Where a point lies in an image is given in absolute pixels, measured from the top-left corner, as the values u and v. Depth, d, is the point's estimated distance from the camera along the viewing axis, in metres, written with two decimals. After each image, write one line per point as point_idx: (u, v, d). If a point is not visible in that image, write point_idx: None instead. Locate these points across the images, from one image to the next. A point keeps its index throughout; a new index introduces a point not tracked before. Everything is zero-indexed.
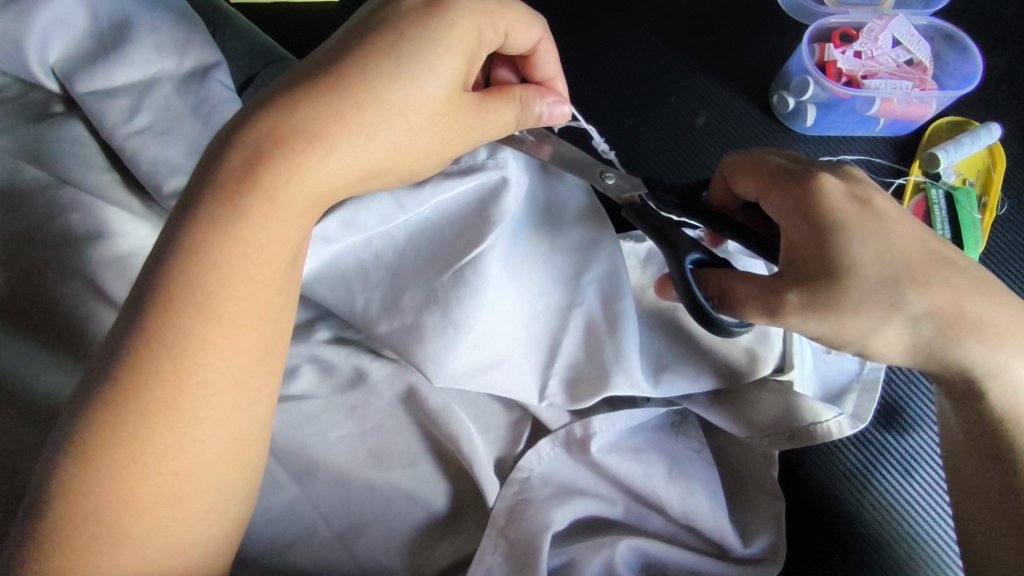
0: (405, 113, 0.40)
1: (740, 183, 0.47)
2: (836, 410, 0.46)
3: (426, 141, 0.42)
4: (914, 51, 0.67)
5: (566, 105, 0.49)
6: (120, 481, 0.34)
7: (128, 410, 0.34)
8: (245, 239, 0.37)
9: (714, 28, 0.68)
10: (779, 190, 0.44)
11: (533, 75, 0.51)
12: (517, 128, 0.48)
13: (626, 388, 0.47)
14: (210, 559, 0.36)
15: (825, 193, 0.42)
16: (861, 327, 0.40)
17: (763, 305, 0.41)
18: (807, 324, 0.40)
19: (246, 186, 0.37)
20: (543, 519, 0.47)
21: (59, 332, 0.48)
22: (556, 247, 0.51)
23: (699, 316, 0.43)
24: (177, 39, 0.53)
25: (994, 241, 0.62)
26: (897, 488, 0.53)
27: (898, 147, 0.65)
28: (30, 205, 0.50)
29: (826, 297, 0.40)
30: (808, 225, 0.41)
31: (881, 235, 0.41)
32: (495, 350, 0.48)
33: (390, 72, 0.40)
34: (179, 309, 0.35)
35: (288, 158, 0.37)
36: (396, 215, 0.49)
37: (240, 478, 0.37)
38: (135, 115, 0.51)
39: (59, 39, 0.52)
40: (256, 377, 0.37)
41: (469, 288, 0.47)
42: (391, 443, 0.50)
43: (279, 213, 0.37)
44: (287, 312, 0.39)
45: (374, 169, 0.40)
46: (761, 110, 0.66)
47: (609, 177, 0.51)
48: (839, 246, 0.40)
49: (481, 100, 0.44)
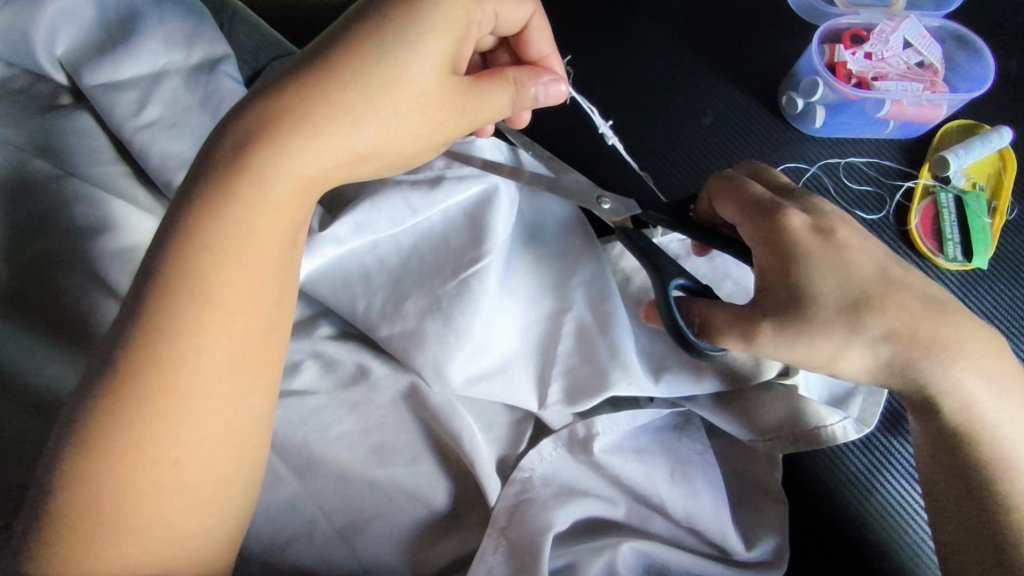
0: (391, 92, 0.39)
1: (721, 206, 0.47)
2: (841, 414, 0.46)
3: (415, 122, 0.40)
4: (925, 52, 0.66)
5: (561, 84, 0.47)
6: (118, 471, 0.33)
7: (128, 398, 0.34)
8: (237, 221, 0.36)
9: (724, 25, 0.68)
10: (753, 220, 0.45)
11: (526, 54, 0.50)
12: (513, 111, 0.46)
13: (625, 386, 0.47)
14: (213, 552, 0.36)
15: (791, 228, 0.43)
16: (828, 351, 0.41)
17: (738, 332, 0.42)
18: (780, 350, 0.41)
19: (235, 171, 0.36)
20: (545, 520, 0.47)
21: (67, 327, 0.47)
22: (541, 258, 0.52)
23: (678, 338, 0.43)
24: (184, 31, 0.53)
25: (1004, 245, 0.62)
26: (904, 494, 0.52)
27: (908, 149, 0.65)
28: (34, 196, 0.49)
29: (794, 323, 0.41)
30: (779, 258, 0.43)
31: (841, 265, 0.42)
32: (492, 358, 0.49)
33: (374, 55, 0.39)
34: (174, 294, 0.35)
35: (276, 140, 0.37)
36: (407, 218, 0.50)
37: (239, 470, 0.37)
38: (143, 107, 0.51)
39: (67, 31, 0.52)
40: (252, 365, 0.37)
41: (471, 298, 0.48)
42: (393, 439, 0.50)
43: (268, 197, 0.37)
44: (282, 300, 0.39)
45: (364, 153, 0.39)
46: (770, 109, 0.66)
47: (605, 202, 0.51)
48: (802, 276, 0.41)
49: (473, 83, 0.43)
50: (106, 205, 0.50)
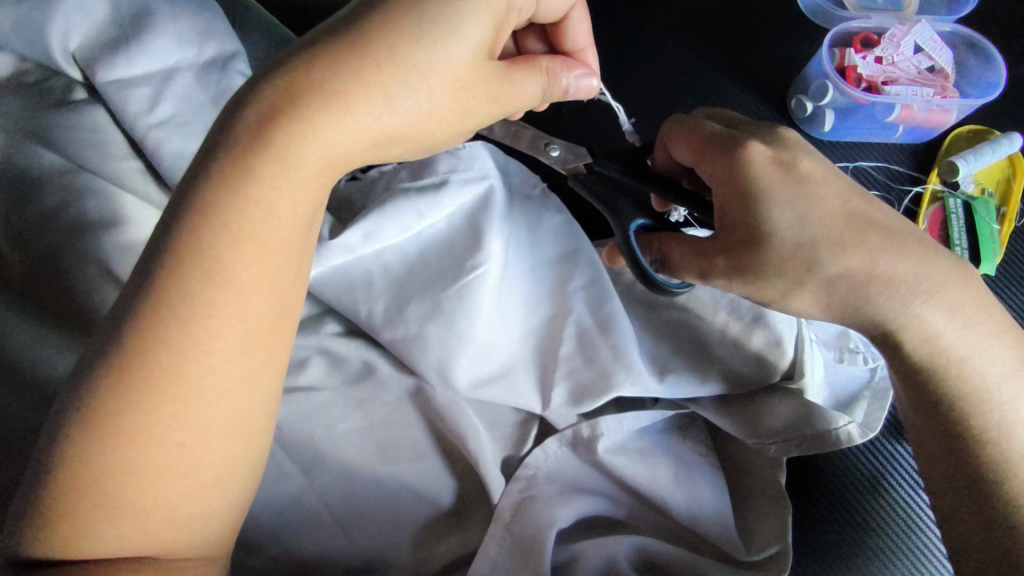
0: (426, 74, 0.38)
1: (676, 149, 0.47)
2: (847, 417, 0.45)
3: (447, 107, 0.40)
4: (936, 57, 0.66)
5: (593, 79, 0.48)
6: (123, 450, 0.34)
7: (134, 377, 0.34)
8: (256, 200, 0.36)
9: (736, 28, 0.68)
10: (712, 157, 0.44)
11: (561, 44, 0.50)
12: (542, 100, 0.47)
13: (629, 386, 0.48)
14: (212, 534, 0.37)
15: (750, 159, 0.42)
16: (776, 291, 0.41)
17: (694, 268, 0.43)
18: (733, 286, 0.42)
19: (258, 150, 0.36)
20: (549, 516, 0.47)
21: (65, 309, 0.48)
22: (535, 263, 0.54)
23: (640, 274, 0.45)
24: (196, 29, 0.54)
25: (1012, 252, 0.62)
26: (910, 500, 0.53)
27: (917, 154, 0.65)
28: (47, 189, 0.50)
29: (750, 263, 0.41)
30: (735, 194, 0.42)
31: (803, 199, 0.41)
32: (495, 363, 0.51)
33: (412, 33, 0.38)
34: (187, 273, 0.35)
35: (303, 115, 0.36)
36: (416, 222, 0.51)
37: (244, 452, 0.37)
38: (156, 103, 0.51)
39: (81, 26, 0.52)
40: (262, 350, 0.37)
41: (470, 304, 0.50)
42: (399, 437, 0.50)
43: (291, 175, 0.37)
44: (294, 287, 0.39)
45: (392, 135, 0.39)
46: (777, 112, 0.66)
47: (554, 149, 0.51)
48: (762, 216, 0.41)
49: (507, 69, 0.43)
50: (117, 199, 0.50)
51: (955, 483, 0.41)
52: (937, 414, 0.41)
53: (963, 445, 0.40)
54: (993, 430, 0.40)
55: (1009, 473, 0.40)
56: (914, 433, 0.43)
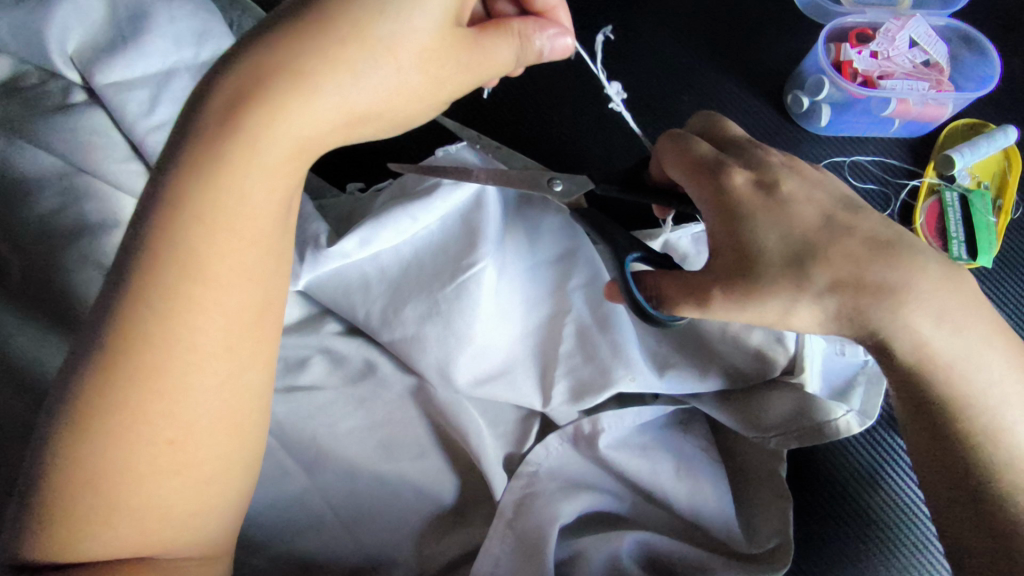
0: (392, 48, 0.38)
1: (670, 170, 0.47)
2: (845, 407, 0.45)
3: (416, 82, 0.40)
4: (931, 51, 0.66)
5: (568, 38, 0.48)
6: (113, 451, 0.34)
7: (117, 376, 0.34)
8: (227, 188, 0.36)
9: (730, 25, 0.68)
10: (700, 181, 0.45)
11: (531, 7, 0.49)
12: (517, 66, 0.47)
13: (629, 382, 0.48)
14: (214, 530, 0.37)
15: (737, 186, 0.43)
16: (776, 311, 0.41)
17: (691, 300, 0.43)
18: (731, 315, 0.42)
19: (228, 135, 0.36)
20: (552, 511, 0.48)
21: (59, 305, 0.48)
22: (535, 258, 0.54)
23: (638, 313, 0.45)
24: (194, 30, 0.55)
25: (1006, 245, 0.63)
26: (907, 487, 0.54)
27: (914, 148, 0.65)
28: (46, 192, 0.50)
29: (742, 287, 0.41)
30: (725, 218, 0.43)
31: (783, 221, 0.42)
32: (496, 362, 0.51)
33: (376, 6, 0.38)
34: (163, 267, 0.35)
35: (271, 99, 0.36)
36: (409, 225, 0.51)
37: (239, 448, 0.38)
38: (155, 108, 0.52)
39: (77, 30, 0.53)
40: (246, 343, 0.37)
41: (469, 302, 0.49)
42: (401, 435, 0.50)
43: (262, 159, 0.36)
44: (275, 278, 0.39)
45: (362, 114, 0.39)
46: (773, 108, 0.66)
47: (557, 183, 0.50)
48: (749, 235, 0.42)
49: (475, 36, 0.42)
50: (116, 202, 0.51)
51: (949, 479, 0.41)
52: (927, 411, 0.41)
53: (957, 439, 0.40)
54: (992, 422, 0.40)
55: (1003, 465, 0.40)
56: (909, 431, 0.43)
